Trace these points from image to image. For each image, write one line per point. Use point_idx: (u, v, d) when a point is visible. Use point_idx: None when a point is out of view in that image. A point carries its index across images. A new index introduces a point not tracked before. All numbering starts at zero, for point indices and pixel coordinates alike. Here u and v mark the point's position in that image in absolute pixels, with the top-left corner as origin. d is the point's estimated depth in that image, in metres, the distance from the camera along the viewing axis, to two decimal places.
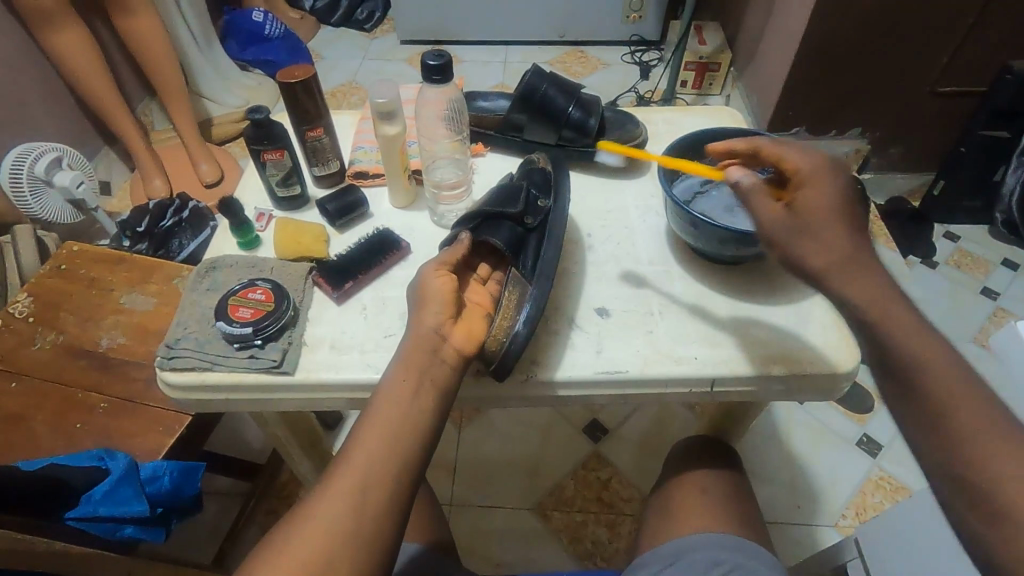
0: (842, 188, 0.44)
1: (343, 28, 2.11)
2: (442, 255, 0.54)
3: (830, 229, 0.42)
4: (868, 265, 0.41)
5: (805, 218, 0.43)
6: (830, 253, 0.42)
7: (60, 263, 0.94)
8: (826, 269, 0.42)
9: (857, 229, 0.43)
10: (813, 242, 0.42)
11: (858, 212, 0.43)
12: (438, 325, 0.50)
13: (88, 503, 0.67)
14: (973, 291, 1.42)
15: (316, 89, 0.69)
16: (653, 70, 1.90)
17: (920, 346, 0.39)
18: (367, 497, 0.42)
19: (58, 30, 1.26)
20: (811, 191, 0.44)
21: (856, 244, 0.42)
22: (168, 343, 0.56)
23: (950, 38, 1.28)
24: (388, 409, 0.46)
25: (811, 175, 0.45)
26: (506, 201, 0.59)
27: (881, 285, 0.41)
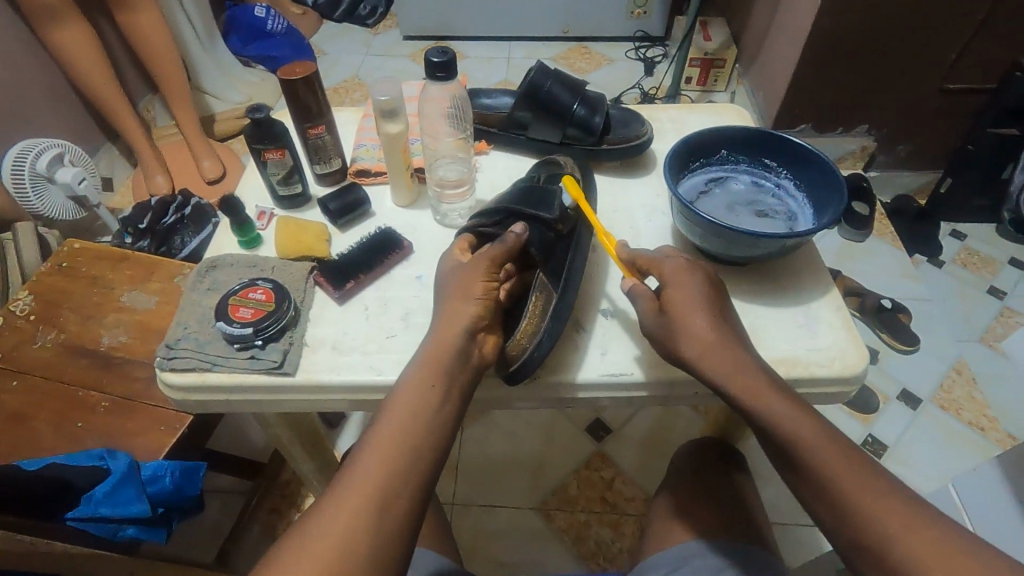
0: (700, 287, 0.50)
1: (346, 23, 2.10)
2: (488, 253, 0.54)
3: (698, 320, 0.49)
4: (730, 348, 0.48)
5: (674, 314, 0.49)
6: (697, 344, 0.48)
7: (62, 261, 0.94)
8: (697, 356, 0.48)
9: (717, 317, 0.49)
10: (685, 335, 0.48)
11: (718, 304, 0.50)
12: (472, 329, 0.51)
13: (89, 504, 0.67)
14: (980, 290, 1.41)
15: (317, 85, 0.67)
16: (658, 66, 1.88)
17: (784, 413, 0.45)
18: (387, 500, 0.42)
19: (60, 26, 1.25)
20: (677, 291, 0.50)
21: (718, 331, 0.48)
22: (168, 343, 0.56)
23: (960, 35, 1.27)
24: (407, 413, 0.46)
25: (675, 277, 0.51)
26: (542, 202, 0.56)
27: (745, 365, 0.47)
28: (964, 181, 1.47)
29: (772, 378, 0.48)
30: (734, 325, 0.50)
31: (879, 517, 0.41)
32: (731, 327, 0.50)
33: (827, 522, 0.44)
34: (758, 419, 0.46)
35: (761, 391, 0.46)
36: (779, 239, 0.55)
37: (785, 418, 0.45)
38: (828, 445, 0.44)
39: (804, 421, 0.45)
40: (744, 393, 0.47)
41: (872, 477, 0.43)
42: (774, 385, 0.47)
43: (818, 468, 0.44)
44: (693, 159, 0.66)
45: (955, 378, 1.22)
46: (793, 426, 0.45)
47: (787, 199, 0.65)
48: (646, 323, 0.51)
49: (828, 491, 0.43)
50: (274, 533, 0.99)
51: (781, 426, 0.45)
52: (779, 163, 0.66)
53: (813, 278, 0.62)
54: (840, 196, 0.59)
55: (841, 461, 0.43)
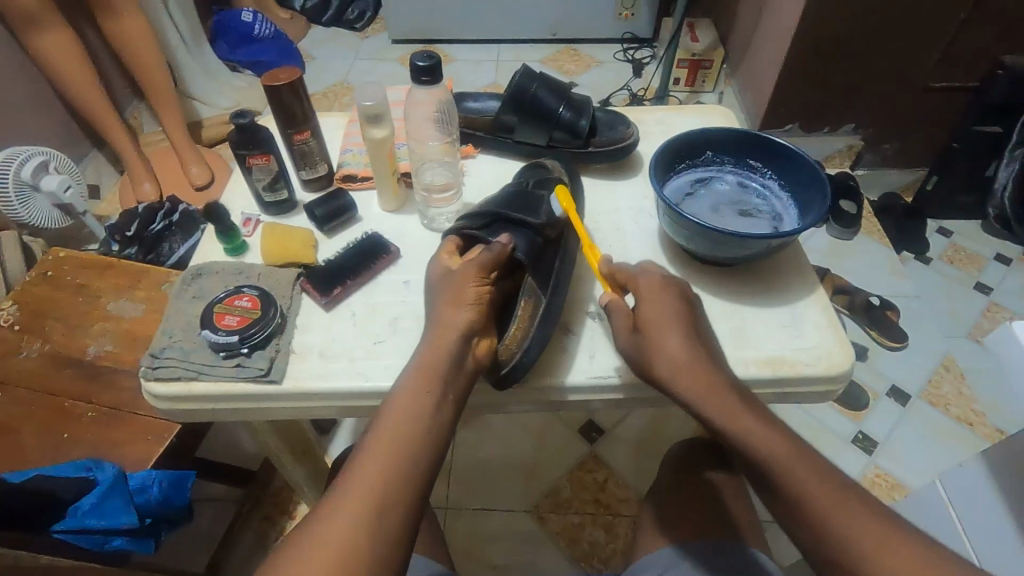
0: (673, 304, 0.52)
1: (334, 27, 2.10)
2: (480, 259, 0.54)
3: (672, 337, 0.50)
4: (704, 369, 0.49)
5: (648, 333, 0.51)
6: (671, 363, 0.49)
7: (47, 270, 0.93)
8: (671, 376, 0.49)
9: (691, 337, 0.51)
10: (659, 355, 0.50)
11: (692, 323, 0.52)
12: (467, 333, 0.51)
13: (75, 516, 0.66)
14: (967, 286, 1.43)
15: (302, 91, 0.66)
16: (646, 67, 1.89)
17: (754, 432, 0.46)
18: (386, 503, 0.42)
19: (44, 33, 1.24)
20: (650, 309, 0.52)
21: (692, 350, 0.50)
22: (153, 352, 0.55)
23: (943, 34, 1.28)
24: (403, 418, 0.46)
25: (650, 293, 0.53)
26: (529, 208, 0.57)
27: (717, 385, 0.48)
28: (949, 178, 1.49)
29: (746, 397, 0.49)
30: (708, 344, 0.52)
31: (854, 535, 0.41)
32: (704, 346, 0.51)
33: (804, 541, 0.44)
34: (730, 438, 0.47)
35: (736, 411, 0.47)
36: (764, 240, 0.55)
37: (756, 437, 0.46)
38: (800, 461, 0.45)
39: (776, 440, 0.46)
40: (716, 412, 0.48)
41: (845, 492, 0.43)
42: (748, 404, 0.48)
43: (790, 485, 0.44)
44: (679, 160, 0.66)
45: (943, 373, 1.23)
46: (765, 445, 0.46)
47: (773, 199, 0.66)
48: (620, 341, 0.53)
49: (803, 510, 0.43)
50: (265, 540, 0.99)
51: (754, 446, 0.46)
52: (764, 163, 0.66)
53: (800, 278, 0.62)
54: (824, 195, 0.59)
55: (813, 477, 0.44)
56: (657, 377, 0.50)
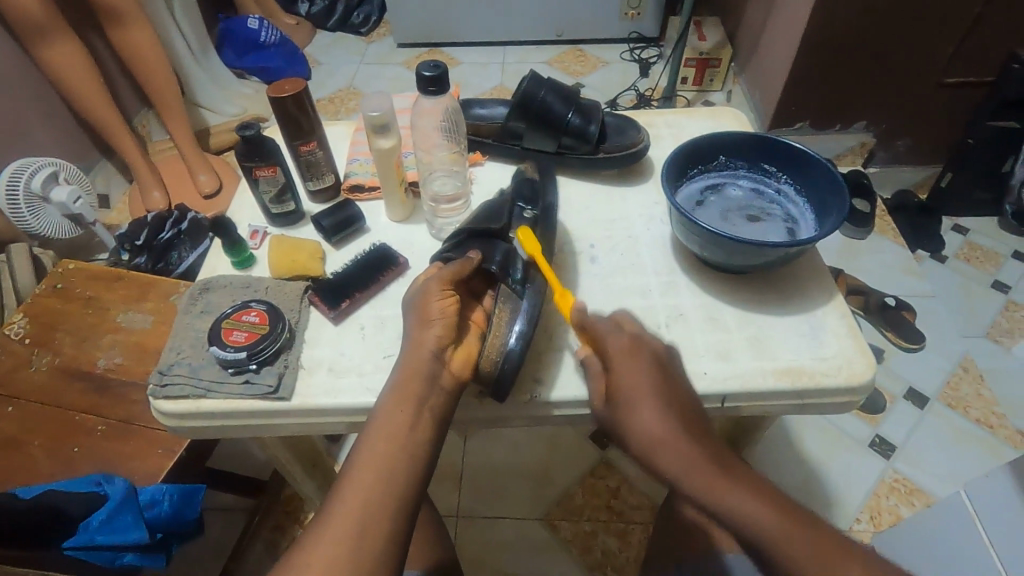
0: (646, 372, 0.50)
1: (339, 32, 2.10)
2: (444, 272, 0.52)
3: (646, 407, 0.48)
4: (680, 437, 0.47)
5: (620, 402, 0.50)
6: (647, 437, 0.48)
7: (57, 282, 0.93)
8: (645, 447, 0.48)
9: (671, 407, 0.49)
10: (635, 428, 0.48)
11: (669, 388, 0.50)
12: (438, 349, 0.50)
13: (86, 531, 0.65)
14: (984, 285, 1.40)
15: (307, 102, 0.66)
16: (653, 67, 1.87)
17: (747, 507, 0.43)
18: (367, 525, 0.42)
19: (52, 45, 1.24)
20: (623, 375, 0.50)
21: (670, 423, 0.48)
22: (161, 369, 0.55)
23: (956, 28, 1.26)
24: (383, 443, 0.46)
25: (620, 359, 0.51)
26: (491, 217, 0.57)
27: (691, 450, 0.47)
28: (963, 175, 1.46)
29: (722, 458, 0.47)
30: (685, 405, 0.50)
31: None
32: (678, 410, 0.49)
33: None
34: (718, 511, 0.44)
35: (714, 474, 0.45)
36: (779, 249, 0.54)
37: (743, 510, 0.43)
38: (796, 537, 0.40)
39: (769, 514, 0.42)
40: (698, 487, 0.45)
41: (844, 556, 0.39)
42: (726, 469, 0.46)
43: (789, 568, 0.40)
44: (692, 166, 0.65)
45: (961, 375, 1.21)
46: (748, 512, 0.42)
47: (789, 204, 0.64)
48: (598, 406, 0.52)
49: None
50: (277, 550, 0.98)
51: (738, 515, 0.43)
52: (780, 167, 0.65)
53: (817, 285, 0.61)
54: (842, 202, 0.58)
55: (812, 557, 0.39)
56: (635, 448, 0.48)
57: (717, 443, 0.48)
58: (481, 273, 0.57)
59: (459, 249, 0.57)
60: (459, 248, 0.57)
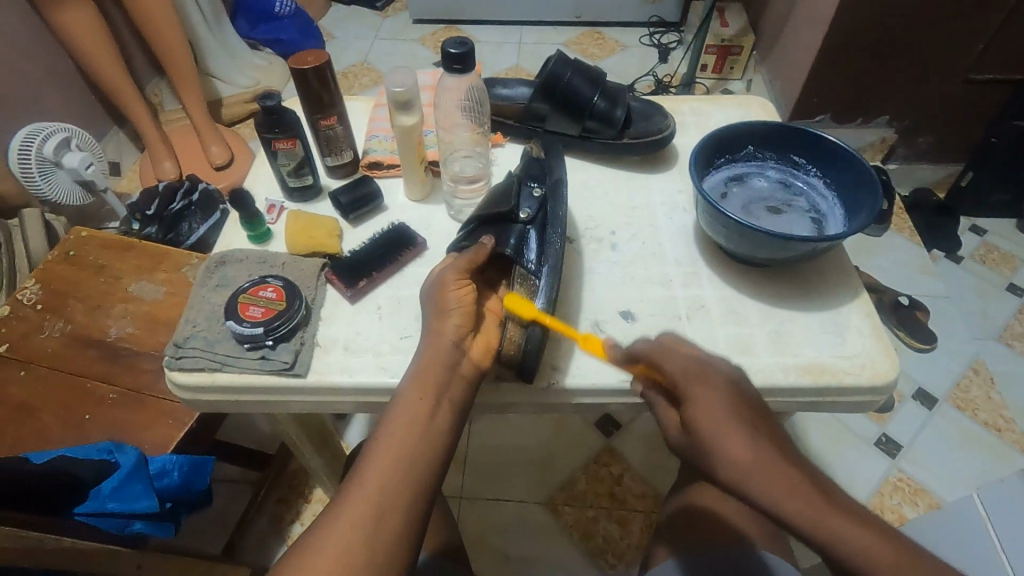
0: (721, 397, 0.46)
1: (355, 6, 2.06)
2: (459, 261, 0.51)
3: (731, 433, 0.44)
4: (776, 467, 0.42)
5: (701, 433, 0.45)
6: (736, 466, 0.43)
7: (69, 249, 0.93)
8: (736, 481, 0.43)
9: (755, 433, 0.44)
10: (719, 459, 0.44)
11: (750, 414, 0.46)
12: (458, 338, 0.49)
13: (97, 498, 0.66)
14: (999, 287, 1.38)
15: (328, 75, 0.64)
16: (673, 52, 1.84)
17: (863, 543, 0.38)
18: (387, 513, 0.42)
19: (66, 8, 1.23)
20: (696, 404, 0.46)
21: (760, 452, 0.43)
22: (176, 342, 0.54)
23: (988, 24, 1.22)
24: (400, 430, 0.45)
25: (690, 384, 0.47)
26: (504, 198, 0.56)
27: (791, 480, 0.41)
28: (986, 175, 1.44)
29: (825, 487, 0.42)
30: (768, 434, 0.45)
31: None
32: (764, 438, 0.44)
33: None
34: (830, 550, 0.39)
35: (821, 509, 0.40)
36: (803, 243, 0.53)
37: (855, 544, 0.38)
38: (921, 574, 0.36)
39: (885, 548, 0.37)
40: (802, 516, 0.40)
41: None
42: (832, 500, 0.40)
43: None
44: (719, 155, 0.64)
45: (972, 377, 1.20)
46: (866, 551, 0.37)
47: (816, 197, 0.63)
48: (673, 437, 0.48)
49: None
50: (281, 523, 0.99)
51: (853, 552, 0.38)
52: (808, 159, 0.63)
53: (841, 282, 0.60)
54: (874, 198, 0.56)
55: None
56: (725, 483, 0.43)
57: (814, 470, 0.43)
58: (495, 262, 0.56)
59: (472, 236, 0.56)
60: (472, 235, 0.56)
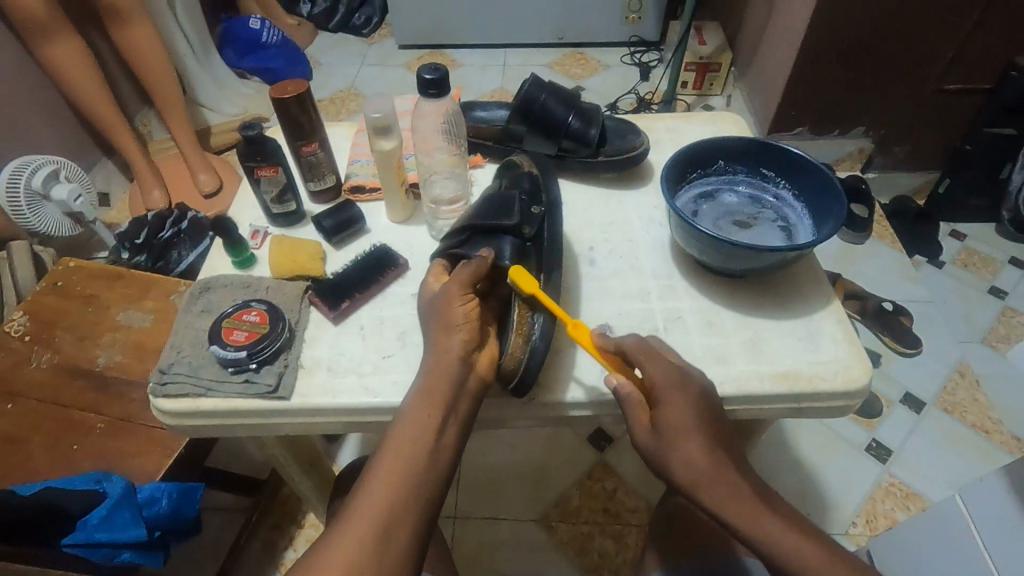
0: (693, 409, 0.49)
1: (341, 34, 2.10)
2: (463, 275, 0.52)
3: (691, 443, 0.48)
4: (726, 478, 0.48)
5: (669, 438, 0.49)
6: (693, 472, 0.48)
7: (57, 280, 0.94)
8: (691, 485, 0.48)
9: (714, 442, 0.49)
10: (680, 464, 0.48)
11: (712, 424, 0.50)
12: (465, 353, 0.50)
13: (84, 529, 0.66)
14: (981, 291, 1.41)
15: (310, 102, 0.66)
16: (653, 70, 1.88)
17: (792, 544, 0.45)
18: (391, 531, 0.43)
19: (55, 43, 1.25)
20: (671, 414, 0.49)
21: (715, 461, 0.48)
22: (161, 368, 0.55)
23: (954, 36, 1.26)
24: (407, 444, 0.46)
25: (666, 391, 0.50)
26: (503, 209, 0.56)
27: (738, 493, 0.48)
28: (961, 182, 1.47)
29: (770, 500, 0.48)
30: (727, 447, 0.50)
31: None
32: (723, 450, 0.49)
33: None
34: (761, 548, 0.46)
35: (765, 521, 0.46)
36: (774, 254, 0.54)
37: (787, 544, 0.45)
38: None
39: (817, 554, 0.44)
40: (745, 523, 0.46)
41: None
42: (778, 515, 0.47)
43: None
44: (691, 170, 0.65)
45: (958, 379, 1.21)
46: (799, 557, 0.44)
47: (787, 208, 0.65)
48: (638, 434, 0.51)
49: None
50: (274, 550, 0.98)
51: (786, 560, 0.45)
52: (777, 172, 0.65)
53: (813, 290, 0.61)
54: (840, 206, 0.58)
55: None
56: (678, 484, 0.49)
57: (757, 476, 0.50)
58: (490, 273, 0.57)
59: (469, 246, 0.56)
60: (468, 244, 0.56)
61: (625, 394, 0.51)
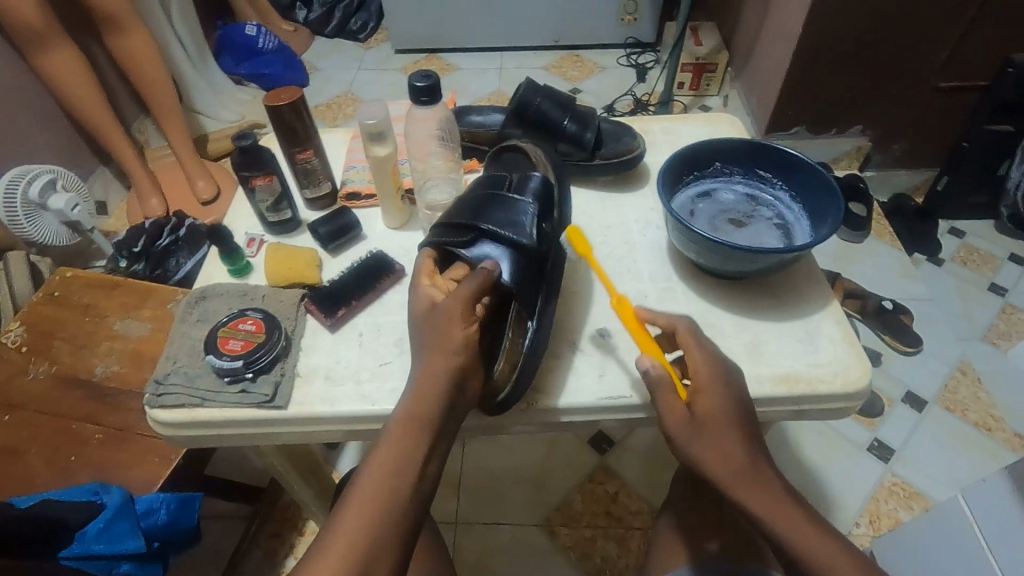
0: (729, 402, 0.50)
1: (337, 39, 2.10)
2: (466, 295, 0.51)
3: (724, 439, 0.49)
4: (760, 476, 0.48)
5: (704, 428, 0.49)
6: (725, 466, 0.48)
7: (54, 290, 0.93)
8: (724, 479, 0.48)
9: (749, 441, 0.49)
10: (711, 456, 0.48)
11: (746, 423, 0.50)
12: (458, 378, 0.49)
13: (82, 541, 0.66)
14: (981, 288, 1.40)
15: (304, 109, 0.66)
16: (650, 71, 1.88)
17: (822, 550, 0.45)
18: (380, 519, 0.42)
19: (50, 52, 1.25)
20: (708, 402, 0.49)
21: (749, 456, 0.49)
22: (157, 378, 0.55)
23: (950, 33, 1.26)
24: (402, 438, 0.46)
25: (707, 381, 0.50)
26: (516, 225, 0.55)
27: (771, 492, 0.48)
28: (959, 179, 1.47)
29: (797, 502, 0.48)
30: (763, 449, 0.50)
31: None
32: (757, 450, 0.50)
33: None
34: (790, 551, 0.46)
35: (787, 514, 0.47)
36: (770, 256, 0.54)
37: (809, 542, 0.45)
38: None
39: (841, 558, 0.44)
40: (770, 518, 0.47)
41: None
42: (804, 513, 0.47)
43: None
44: (687, 172, 0.65)
45: (959, 378, 1.21)
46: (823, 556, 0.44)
47: (784, 210, 0.64)
48: (670, 421, 0.50)
49: None
50: (275, 558, 0.98)
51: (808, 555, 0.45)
52: (774, 172, 0.65)
53: (812, 292, 0.61)
54: (837, 207, 0.58)
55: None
56: (712, 479, 0.49)
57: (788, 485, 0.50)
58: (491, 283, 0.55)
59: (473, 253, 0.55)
60: (472, 249, 0.55)
61: (657, 376, 0.51)
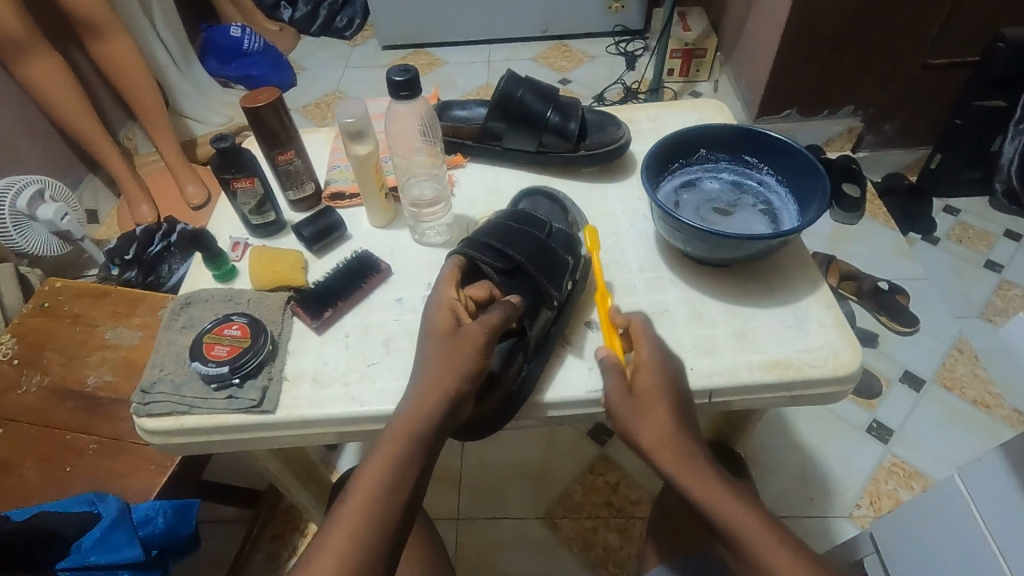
0: (667, 381, 0.52)
1: (323, 37, 2.09)
2: (489, 329, 0.50)
3: (658, 413, 0.50)
4: (686, 448, 0.49)
5: (636, 400, 0.51)
6: (654, 434, 0.49)
7: (43, 301, 0.93)
8: (650, 447, 0.50)
9: (680, 415, 0.51)
10: (638, 427, 0.50)
11: (682, 403, 0.52)
12: (455, 408, 0.49)
13: (79, 552, 0.66)
14: (976, 265, 1.40)
15: (283, 110, 0.65)
16: (639, 59, 1.87)
17: (751, 528, 0.46)
18: (372, 518, 0.43)
19: (31, 61, 1.23)
20: (643, 378, 0.52)
21: (678, 428, 0.50)
22: (144, 388, 0.54)
23: (940, 10, 1.25)
24: (398, 441, 0.46)
25: (645, 363, 0.52)
26: (551, 272, 0.56)
27: (700, 467, 0.49)
28: (952, 157, 1.46)
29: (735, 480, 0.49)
30: (694, 425, 0.52)
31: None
32: (688, 425, 0.51)
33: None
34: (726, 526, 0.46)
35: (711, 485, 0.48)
36: (756, 242, 0.54)
37: (735, 515, 0.46)
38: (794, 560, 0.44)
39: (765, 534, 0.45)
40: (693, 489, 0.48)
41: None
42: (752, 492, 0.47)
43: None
44: (672, 160, 0.65)
45: (957, 356, 1.20)
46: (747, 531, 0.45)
47: (771, 195, 0.64)
48: (609, 397, 0.52)
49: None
50: (277, 561, 0.97)
51: (734, 525, 0.46)
52: (760, 159, 0.64)
53: (801, 275, 0.61)
54: (823, 190, 0.57)
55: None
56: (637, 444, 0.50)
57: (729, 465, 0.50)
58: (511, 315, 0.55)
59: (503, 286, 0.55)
60: (502, 283, 0.55)
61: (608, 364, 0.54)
